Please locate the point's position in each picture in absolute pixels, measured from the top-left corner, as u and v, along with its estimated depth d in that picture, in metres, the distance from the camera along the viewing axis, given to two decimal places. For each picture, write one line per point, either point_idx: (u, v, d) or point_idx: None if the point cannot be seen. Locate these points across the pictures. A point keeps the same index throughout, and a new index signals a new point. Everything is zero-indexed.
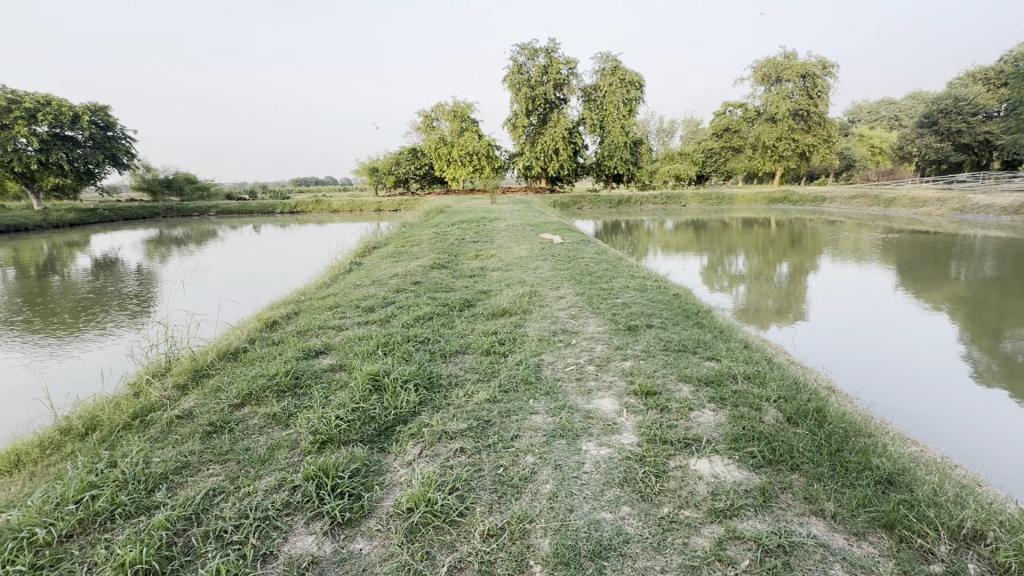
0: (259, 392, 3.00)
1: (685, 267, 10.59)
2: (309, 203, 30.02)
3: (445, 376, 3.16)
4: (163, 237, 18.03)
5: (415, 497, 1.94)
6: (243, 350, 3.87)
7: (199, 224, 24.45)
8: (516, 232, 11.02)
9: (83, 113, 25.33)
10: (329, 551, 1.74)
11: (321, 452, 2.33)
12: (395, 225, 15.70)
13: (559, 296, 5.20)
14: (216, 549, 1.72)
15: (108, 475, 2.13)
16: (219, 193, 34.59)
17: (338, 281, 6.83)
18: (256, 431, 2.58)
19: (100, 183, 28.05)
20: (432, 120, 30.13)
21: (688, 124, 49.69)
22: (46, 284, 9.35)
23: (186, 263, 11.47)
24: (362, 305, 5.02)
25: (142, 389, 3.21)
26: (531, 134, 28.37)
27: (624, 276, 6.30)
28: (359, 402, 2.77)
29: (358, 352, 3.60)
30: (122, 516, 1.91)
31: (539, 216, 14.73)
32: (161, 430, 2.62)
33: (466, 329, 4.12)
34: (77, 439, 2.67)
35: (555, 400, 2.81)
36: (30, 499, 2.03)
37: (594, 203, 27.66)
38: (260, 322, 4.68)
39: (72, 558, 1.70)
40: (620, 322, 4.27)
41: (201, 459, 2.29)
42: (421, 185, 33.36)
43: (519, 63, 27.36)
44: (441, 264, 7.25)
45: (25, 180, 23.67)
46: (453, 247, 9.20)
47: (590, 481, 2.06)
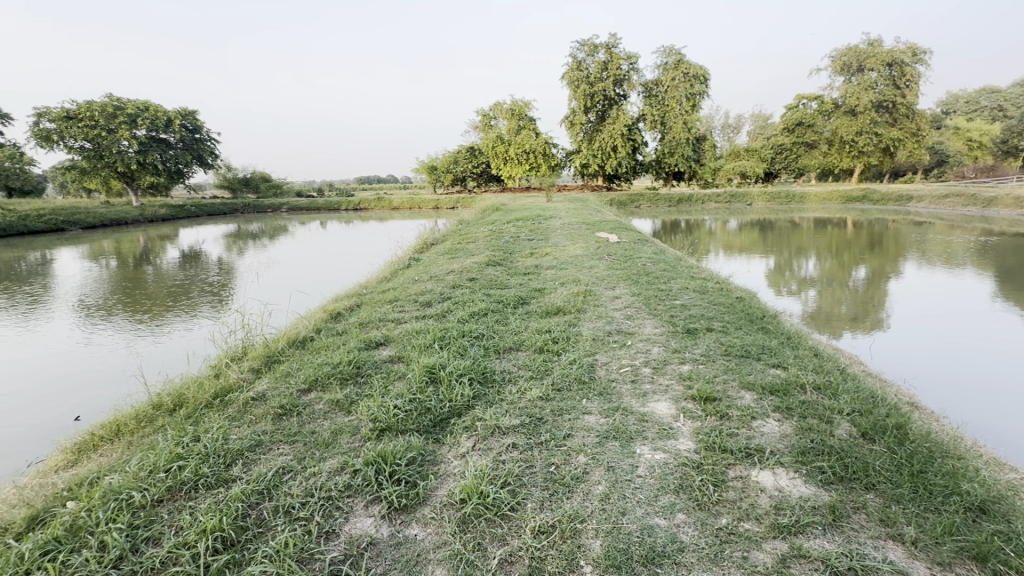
0: (324, 378, 3.17)
1: (750, 269, 10.08)
2: (371, 201, 31.28)
3: (498, 372, 3.20)
4: (241, 232, 19.46)
5: (468, 488, 1.98)
6: (310, 339, 4.11)
7: (272, 220, 26.20)
8: (571, 230, 10.93)
9: (175, 118, 27.71)
10: (386, 534, 1.81)
11: (380, 439, 2.43)
12: (451, 222, 16.03)
13: (614, 296, 5.11)
14: (285, 524, 1.84)
15: (193, 448, 2.33)
16: (290, 191, 36.77)
17: (397, 276, 7.08)
18: (321, 416, 2.73)
19: (188, 181, 30.71)
20: (490, 119, 30.51)
21: (757, 119, 47.13)
22: (141, 273, 10.35)
23: (259, 256, 12.29)
24: (420, 300, 5.16)
25: (222, 371, 3.49)
26: (589, 132, 28.05)
27: (683, 277, 6.08)
28: (416, 393, 2.86)
29: (415, 345, 3.71)
30: (204, 486, 2.09)
31: (594, 214, 14.54)
32: (237, 409, 2.83)
33: (521, 327, 4.14)
34: (166, 414, 2.96)
35: (610, 401, 2.76)
36: (128, 465, 2.26)
37: (652, 201, 26.97)
38: (325, 313, 4.94)
39: (162, 522, 1.88)
40: (678, 324, 4.13)
41: (272, 439, 2.46)
42: (478, 183, 33.90)
43: (578, 60, 27.10)
44: (496, 262, 7.32)
45: (127, 179, 26.32)
46: (508, 244, 9.28)
47: (644, 485, 2.01)
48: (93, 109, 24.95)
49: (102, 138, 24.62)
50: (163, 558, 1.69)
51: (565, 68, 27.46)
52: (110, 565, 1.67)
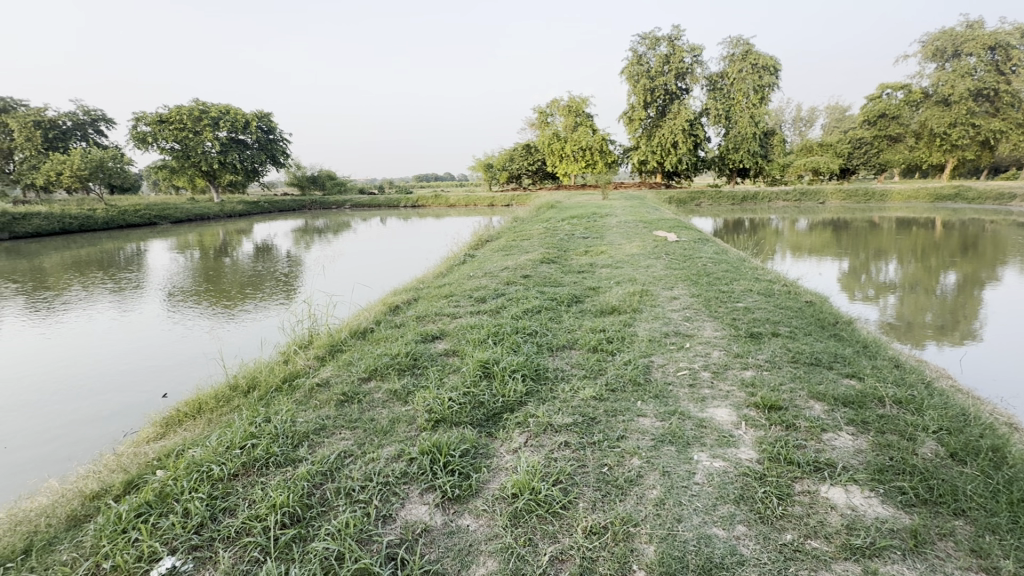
0: (383, 368, 3.30)
1: (820, 271, 9.45)
2: (429, 198, 32.11)
3: (551, 370, 3.19)
4: (308, 227, 20.58)
5: (520, 483, 1.99)
6: (370, 330, 4.29)
7: (337, 216, 27.57)
8: (627, 228, 10.71)
9: (252, 120, 29.66)
10: (439, 522, 1.86)
11: (436, 430, 2.50)
12: (506, 219, 16.17)
13: (671, 297, 4.95)
14: (346, 505, 1.94)
15: (264, 428, 2.51)
16: (353, 188, 38.43)
17: (453, 271, 7.22)
18: (379, 404, 2.84)
19: (263, 179, 32.85)
20: (547, 116, 30.44)
21: (833, 111, 44.02)
22: (220, 264, 11.18)
23: (325, 250, 12.96)
24: (475, 296, 5.24)
25: (290, 357, 3.72)
26: (648, 127, 27.34)
27: (746, 279, 5.79)
28: (470, 386, 2.91)
29: (469, 339, 3.78)
30: (274, 464, 2.23)
31: (652, 213, 14.17)
32: (304, 394, 3.01)
33: (575, 325, 4.11)
34: (241, 394, 3.19)
35: (666, 404, 2.69)
36: (208, 440, 2.46)
37: (714, 199, 25.89)
38: (384, 306, 5.13)
39: (237, 494, 2.02)
40: (741, 328, 3.94)
41: (335, 424, 2.59)
42: (533, 180, 34.00)
43: (639, 54, 26.45)
44: (550, 259, 7.29)
45: (210, 177, 28.53)
46: (562, 242, 9.23)
47: (701, 493, 1.94)
48: (183, 114, 27.23)
49: (189, 140, 26.82)
50: (237, 527, 1.83)
51: (625, 62, 26.90)
52: (192, 531, 1.82)
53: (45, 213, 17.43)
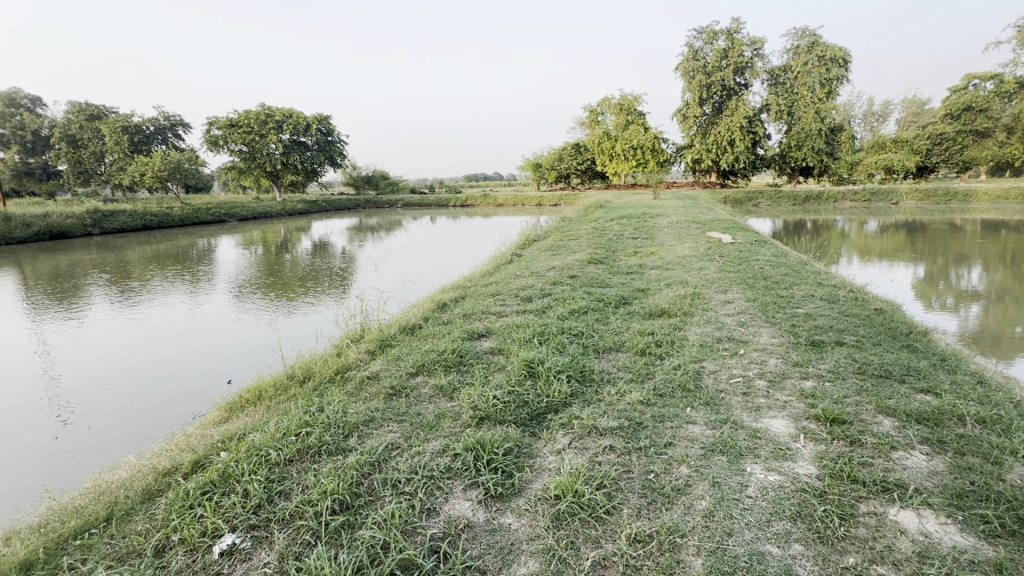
0: (430, 364, 3.37)
1: (891, 277, 8.78)
2: (478, 198, 32.53)
3: (596, 372, 3.15)
4: (362, 226, 21.35)
5: (563, 485, 1.98)
6: (419, 326, 4.40)
7: (390, 215, 28.41)
8: (679, 229, 10.41)
9: (313, 123, 31.10)
10: (482, 519, 1.88)
11: (480, 427, 2.52)
12: (554, 219, 16.11)
13: (725, 301, 4.76)
14: (392, 496, 1.99)
15: (318, 417, 2.62)
16: (405, 188, 39.52)
17: (500, 270, 7.26)
18: (426, 399, 2.90)
19: (321, 179, 34.39)
20: (598, 115, 30.09)
21: (911, 105, 40.85)
22: (281, 260, 11.80)
23: (377, 248, 13.39)
24: (521, 295, 5.25)
25: (343, 351, 3.87)
26: (703, 125, 26.42)
27: (807, 283, 5.48)
28: (515, 385, 2.92)
29: (515, 338, 3.80)
30: (326, 452, 2.33)
31: (705, 213, 13.70)
32: (355, 386, 3.13)
33: (622, 327, 4.03)
34: (297, 384, 3.36)
35: (717, 412, 2.59)
36: (267, 426, 2.61)
37: (773, 199, 24.69)
38: (432, 304, 5.23)
39: (292, 479, 2.13)
40: (801, 335, 3.73)
41: (383, 417, 2.67)
42: (582, 180, 33.71)
43: (695, 49, 25.63)
44: (598, 260, 7.20)
45: (273, 177, 30.19)
46: (610, 242, 9.09)
47: (754, 507, 1.85)
48: (250, 118, 28.95)
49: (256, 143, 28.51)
50: (291, 510, 1.92)
51: (680, 58, 26.14)
52: (251, 510, 1.93)
53: (130, 211, 19.01)
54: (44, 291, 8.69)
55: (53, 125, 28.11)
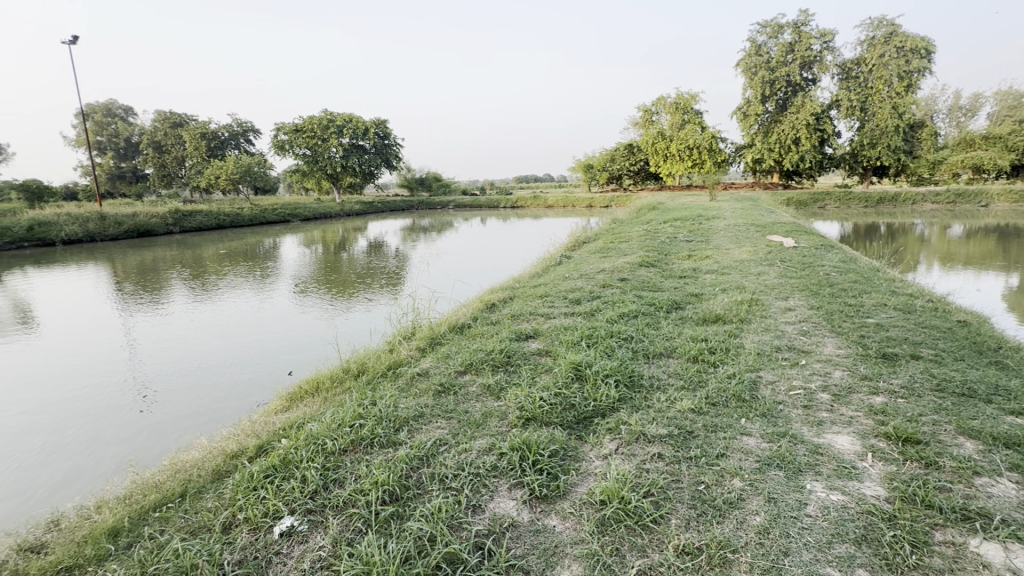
0: (478, 363, 3.42)
1: (979, 287, 8.02)
2: (528, 200, 32.63)
3: (646, 377, 3.08)
4: (415, 226, 21.95)
5: (609, 491, 1.95)
6: (468, 325, 4.47)
7: (441, 216, 29.10)
8: (736, 232, 10.00)
9: (371, 127, 32.30)
10: (526, 519, 1.89)
11: (526, 428, 2.53)
12: (605, 220, 15.89)
13: (785, 308, 4.52)
14: (439, 490, 2.04)
15: (370, 410, 2.72)
16: (457, 189, 40.27)
17: (549, 272, 7.24)
18: (473, 397, 2.95)
19: (378, 181, 35.66)
20: (652, 114, 29.44)
21: (1006, 97, 37.13)
22: (339, 258, 12.35)
23: (428, 248, 13.74)
24: (570, 297, 5.22)
25: (395, 347, 4.00)
26: (765, 123, 25.22)
27: (879, 291, 5.09)
28: (562, 387, 2.91)
29: (563, 340, 3.78)
30: (377, 444, 2.42)
31: (766, 216, 13.05)
32: (406, 382, 3.23)
33: (673, 332, 3.92)
34: (351, 377, 3.52)
35: (775, 425, 2.46)
36: (324, 416, 2.74)
37: (842, 202, 23.26)
38: (481, 304, 5.30)
39: (346, 468, 2.22)
40: (870, 347, 3.48)
41: (432, 412, 2.74)
42: (634, 181, 33.05)
43: (758, 44, 24.54)
44: (649, 263, 7.02)
45: (333, 179, 31.61)
46: (663, 245, 8.85)
47: (814, 527, 1.74)
48: (314, 123, 30.49)
49: (318, 147, 29.99)
50: (344, 498, 2.01)
51: (742, 54, 25.10)
52: (308, 495, 2.04)
53: (206, 211, 20.50)
54: (133, 284, 9.55)
55: (142, 133, 30.80)
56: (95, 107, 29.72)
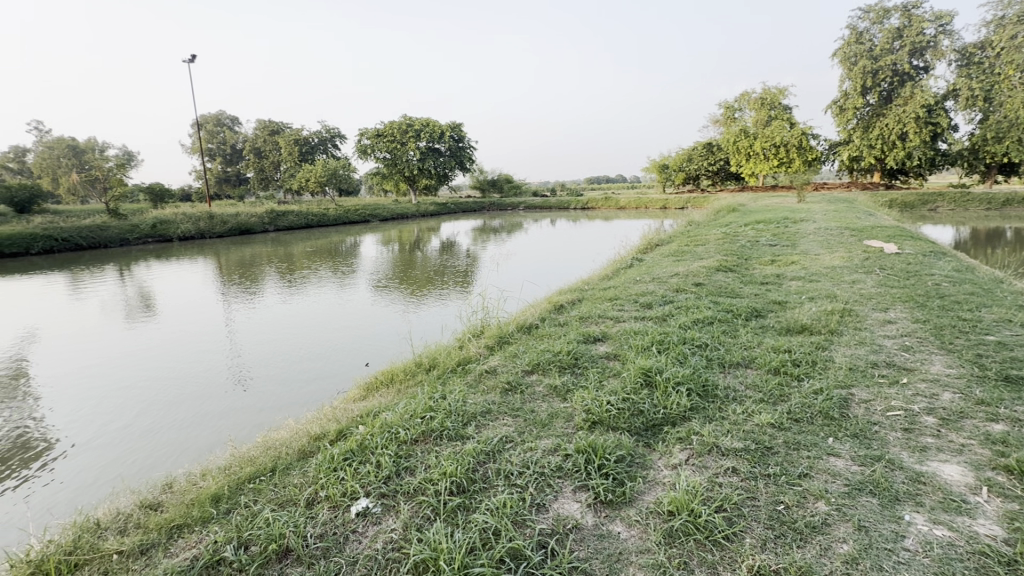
0: (545, 364, 3.43)
1: None
2: (600, 201, 32.19)
3: (721, 388, 2.93)
4: (486, 227, 22.42)
5: (678, 502, 1.88)
6: (536, 326, 4.49)
7: (512, 217, 29.49)
8: (828, 236, 9.24)
9: (447, 130, 33.41)
10: (591, 523, 1.87)
11: (592, 431, 2.51)
12: (680, 222, 15.31)
13: (884, 320, 4.11)
14: (504, 485, 2.07)
15: (440, 404, 2.83)
16: (528, 191, 40.61)
17: (619, 275, 7.10)
18: (540, 397, 2.96)
19: (451, 183, 36.80)
20: (735, 111, 27.98)
21: None
22: (413, 257, 12.90)
23: (498, 248, 13.97)
24: (640, 301, 5.09)
25: (465, 344, 4.11)
26: (865, 117, 23.09)
27: (1002, 305, 4.48)
28: (630, 393, 2.84)
29: (633, 345, 3.69)
30: (446, 436, 2.50)
31: (863, 218, 11.98)
32: (474, 378, 3.31)
33: (752, 341, 3.70)
34: (424, 371, 3.66)
35: (869, 447, 2.24)
36: (397, 407, 2.88)
37: (958, 203, 20.86)
38: (549, 305, 5.30)
39: (416, 458, 2.32)
40: (988, 368, 3.07)
41: (499, 410, 2.78)
42: (713, 181, 31.54)
43: (859, 31, 22.53)
44: (728, 267, 6.66)
45: (411, 181, 33.08)
46: (743, 249, 8.37)
47: (913, 564, 1.57)
48: (394, 128, 32.13)
49: (398, 150, 31.51)
50: (415, 485, 2.10)
51: (839, 44, 23.18)
52: (382, 480, 2.15)
53: (297, 211, 22.25)
54: (234, 277, 10.58)
55: (245, 140, 34.00)
56: (208, 118, 33.24)
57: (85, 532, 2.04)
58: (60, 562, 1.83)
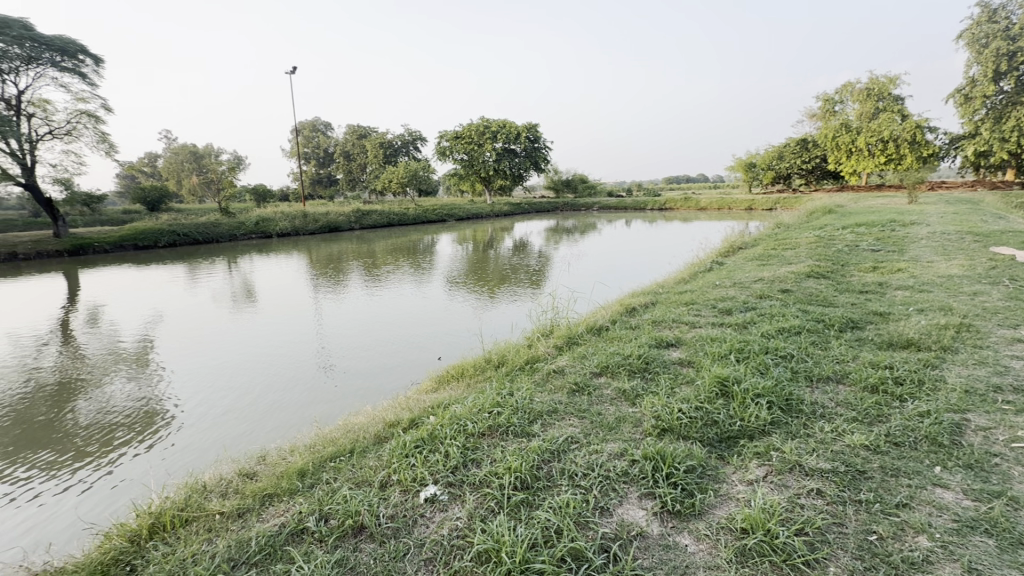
0: (615, 366, 3.37)
1: None
2: (679, 200, 31.01)
3: (807, 403, 2.71)
4: (559, 227, 22.38)
5: (753, 519, 1.78)
6: (606, 328, 4.41)
7: (585, 218, 29.22)
8: (944, 241, 8.24)
9: (524, 131, 33.80)
10: (656, 532, 1.81)
11: (661, 438, 2.43)
12: (767, 225, 14.34)
13: (1013, 338, 3.58)
14: (568, 486, 2.06)
15: (507, 400, 2.87)
16: (602, 191, 39.97)
17: (696, 278, 6.79)
18: (607, 400, 2.92)
19: (526, 183, 37.12)
20: (836, 104, 25.80)
21: None
22: (486, 256, 13.15)
23: (570, 249, 13.88)
24: (719, 307, 4.83)
25: (534, 343, 4.14)
26: (997, 106, 20.31)
27: None
28: (704, 402, 2.71)
29: (708, 352, 3.51)
30: (512, 433, 2.54)
31: (990, 222, 10.55)
32: (542, 377, 3.32)
33: (846, 355, 3.38)
34: (493, 367, 3.74)
35: (986, 481, 1.97)
36: (466, 400, 2.97)
37: None
38: (621, 307, 5.19)
39: (481, 451, 2.37)
40: None
41: (566, 410, 2.77)
42: (806, 181, 29.25)
43: (992, 9, 19.88)
44: (821, 274, 6.15)
45: (487, 182, 33.82)
46: (840, 254, 7.67)
47: None
48: (472, 130, 33.00)
49: (476, 151, 32.34)
50: (481, 477, 2.16)
51: (966, 25, 20.61)
52: (450, 470, 2.23)
53: (381, 211, 23.57)
54: (322, 272, 11.42)
55: (337, 144, 36.55)
56: (305, 124, 36.13)
57: (194, 492, 2.30)
58: (173, 516, 2.09)
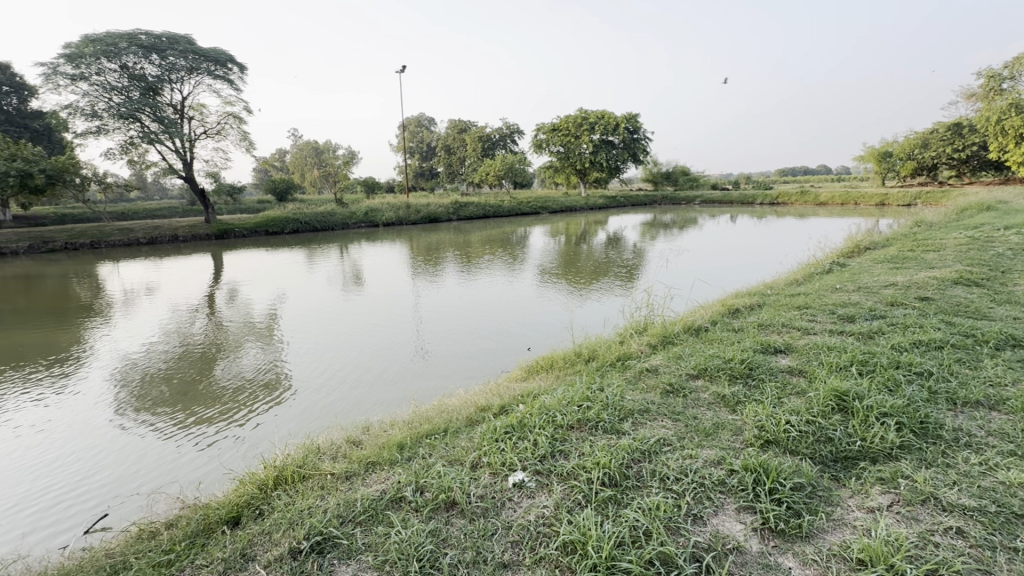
0: (714, 369, 3.18)
1: None
2: (793, 194, 28.34)
3: (948, 428, 2.35)
4: (656, 221, 21.54)
5: (872, 551, 1.59)
6: (705, 329, 4.17)
7: (685, 211, 27.85)
8: None
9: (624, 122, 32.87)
10: (755, 548, 1.69)
11: (764, 450, 2.26)
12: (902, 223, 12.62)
13: None
14: (659, 489, 2.00)
15: (597, 396, 2.83)
16: (705, 183, 37.72)
17: (811, 280, 6.18)
18: (704, 404, 2.77)
19: (622, 176, 36.15)
20: (1005, 81, 21.83)
21: None
22: (579, 249, 13.06)
23: (668, 244, 13.30)
24: (839, 312, 4.35)
25: (626, 340, 4.03)
26: None
27: None
28: (817, 415, 2.47)
29: (824, 361, 3.18)
30: (600, 428, 2.51)
31: None
32: (634, 375, 3.24)
33: (1003, 377, 2.87)
34: (582, 361, 3.71)
35: None
36: (556, 392, 2.98)
37: None
38: (722, 308, 4.88)
39: (570, 444, 2.37)
40: None
41: (659, 411, 2.68)
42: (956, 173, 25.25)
43: None
44: (971, 281, 5.27)
45: (582, 174, 33.49)
46: (998, 258, 6.54)
47: None
48: (569, 122, 32.78)
49: (573, 143, 32.13)
50: (568, 469, 2.16)
51: None
52: (538, 459, 2.26)
53: (477, 203, 24.37)
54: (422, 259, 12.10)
55: (439, 138, 38.37)
56: (410, 120, 38.39)
57: (310, 453, 2.59)
58: (294, 472, 2.37)
